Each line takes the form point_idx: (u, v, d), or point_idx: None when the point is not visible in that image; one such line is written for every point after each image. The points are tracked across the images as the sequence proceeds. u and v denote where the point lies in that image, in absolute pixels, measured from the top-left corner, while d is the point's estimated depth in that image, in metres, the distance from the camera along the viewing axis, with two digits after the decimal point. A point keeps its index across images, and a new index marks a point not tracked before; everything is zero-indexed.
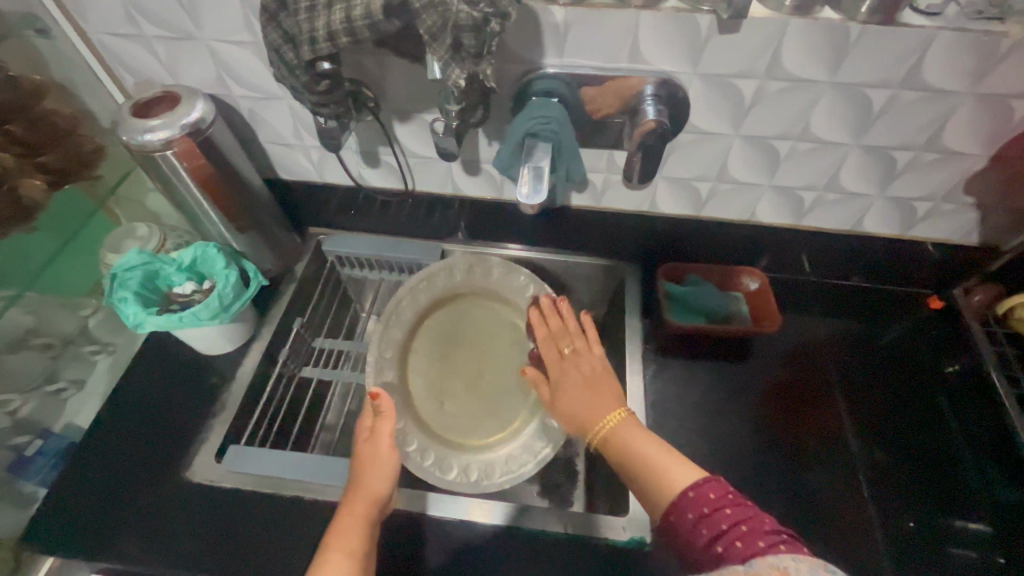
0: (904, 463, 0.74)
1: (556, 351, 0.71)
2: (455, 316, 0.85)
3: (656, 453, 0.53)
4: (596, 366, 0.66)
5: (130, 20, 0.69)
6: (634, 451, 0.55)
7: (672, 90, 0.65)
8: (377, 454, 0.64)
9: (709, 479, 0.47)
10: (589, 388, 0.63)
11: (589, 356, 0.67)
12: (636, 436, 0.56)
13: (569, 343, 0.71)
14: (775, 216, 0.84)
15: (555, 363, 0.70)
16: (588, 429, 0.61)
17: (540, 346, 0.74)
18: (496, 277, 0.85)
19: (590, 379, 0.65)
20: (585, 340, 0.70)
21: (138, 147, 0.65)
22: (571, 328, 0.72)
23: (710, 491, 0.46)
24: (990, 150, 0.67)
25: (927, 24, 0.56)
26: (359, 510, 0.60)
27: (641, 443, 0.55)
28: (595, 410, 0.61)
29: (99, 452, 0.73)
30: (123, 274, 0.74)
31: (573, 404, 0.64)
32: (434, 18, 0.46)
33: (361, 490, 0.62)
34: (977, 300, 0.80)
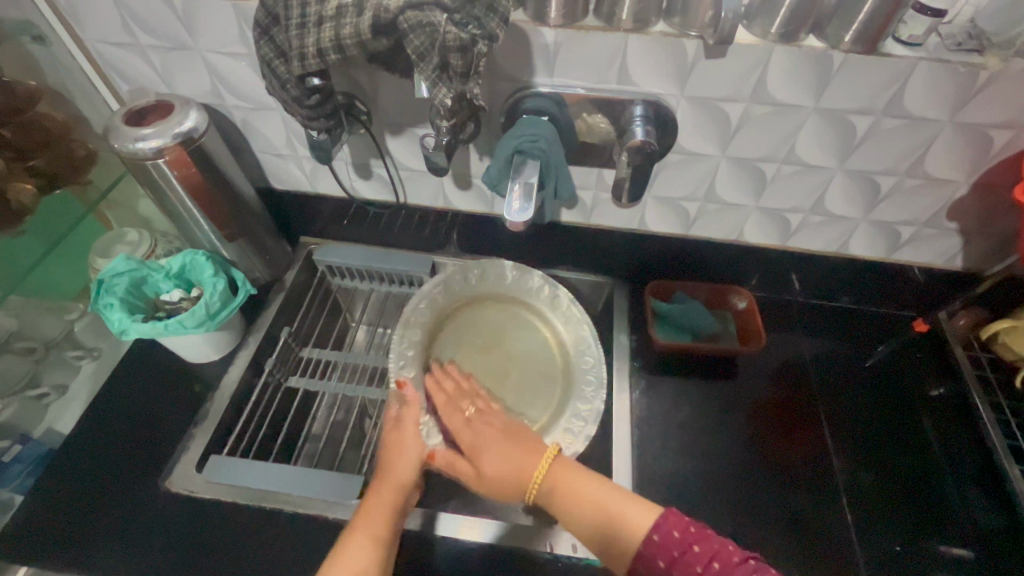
0: (887, 485, 0.74)
1: (461, 416, 0.64)
2: (477, 320, 0.82)
3: (610, 495, 0.54)
4: (505, 420, 0.63)
5: (126, 30, 0.69)
6: (580, 501, 0.54)
7: (661, 111, 0.66)
8: (404, 443, 0.65)
9: (669, 515, 0.49)
10: (513, 438, 0.61)
11: (494, 414, 0.64)
12: (573, 479, 0.56)
13: (468, 408, 0.65)
14: (762, 237, 0.84)
15: (463, 430, 0.63)
16: (522, 488, 0.57)
17: (441, 415, 0.66)
18: (479, 281, 0.82)
19: (502, 424, 0.62)
20: (485, 400, 0.67)
21: (129, 155, 0.65)
22: (453, 391, 0.68)
23: (672, 530, 0.48)
24: (970, 178, 0.68)
25: (908, 54, 0.57)
26: (384, 498, 0.61)
27: (589, 487, 0.55)
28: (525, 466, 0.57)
29: (78, 459, 0.72)
30: (110, 280, 0.73)
31: (496, 468, 0.58)
32: (422, 38, 0.47)
33: (385, 478, 0.63)
34: (961, 324, 0.80)
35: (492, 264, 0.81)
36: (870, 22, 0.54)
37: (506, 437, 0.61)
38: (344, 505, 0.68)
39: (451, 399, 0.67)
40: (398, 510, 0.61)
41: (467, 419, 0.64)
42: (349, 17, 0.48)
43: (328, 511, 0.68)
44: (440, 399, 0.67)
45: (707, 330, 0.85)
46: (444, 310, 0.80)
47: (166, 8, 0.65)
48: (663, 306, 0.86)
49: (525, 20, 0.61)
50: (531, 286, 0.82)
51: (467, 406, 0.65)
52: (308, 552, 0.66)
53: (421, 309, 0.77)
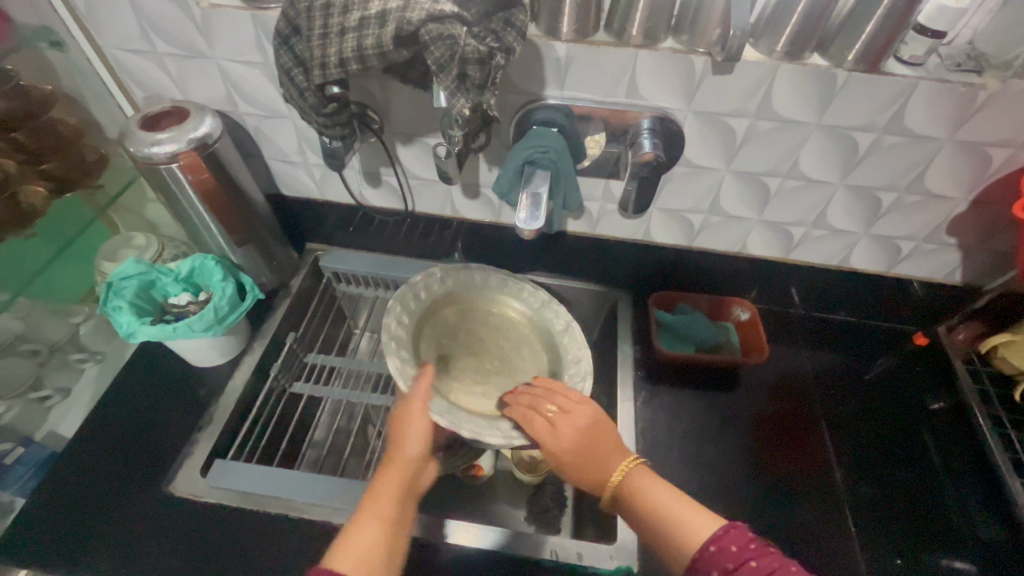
0: (890, 498, 0.75)
1: (542, 414, 0.62)
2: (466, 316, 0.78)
3: (675, 503, 0.53)
4: (587, 415, 0.61)
5: (144, 37, 0.71)
6: (654, 504, 0.54)
7: (667, 125, 0.68)
8: (407, 421, 0.62)
9: (729, 530, 0.47)
10: (592, 443, 0.59)
11: (579, 408, 0.61)
12: (653, 486, 0.55)
13: (548, 408, 0.62)
14: (765, 250, 0.86)
15: (546, 434, 0.60)
16: (599, 485, 0.58)
17: (516, 410, 0.64)
18: (478, 281, 0.79)
19: (585, 424, 0.60)
20: (564, 395, 0.63)
21: (144, 159, 0.66)
22: (541, 391, 0.64)
23: (731, 545, 0.45)
24: (969, 194, 0.70)
25: (909, 74, 0.59)
26: (394, 478, 0.59)
27: (657, 491, 0.54)
28: (603, 462, 0.58)
29: (81, 462, 0.72)
30: (118, 283, 0.74)
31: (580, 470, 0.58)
32: (442, 50, 0.48)
33: (394, 461, 0.60)
34: (961, 338, 0.81)
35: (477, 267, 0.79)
36: (873, 41, 0.56)
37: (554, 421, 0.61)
38: (349, 511, 0.68)
39: (533, 405, 0.63)
40: (408, 493, 0.59)
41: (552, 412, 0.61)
42: (371, 28, 0.50)
43: (332, 517, 0.68)
44: (536, 399, 0.64)
45: (712, 341, 0.85)
46: (438, 298, 0.76)
47: (185, 16, 0.66)
48: (667, 316, 0.87)
49: (537, 35, 0.62)
50: (510, 288, 0.79)
51: (546, 405, 0.62)
52: (313, 559, 0.65)
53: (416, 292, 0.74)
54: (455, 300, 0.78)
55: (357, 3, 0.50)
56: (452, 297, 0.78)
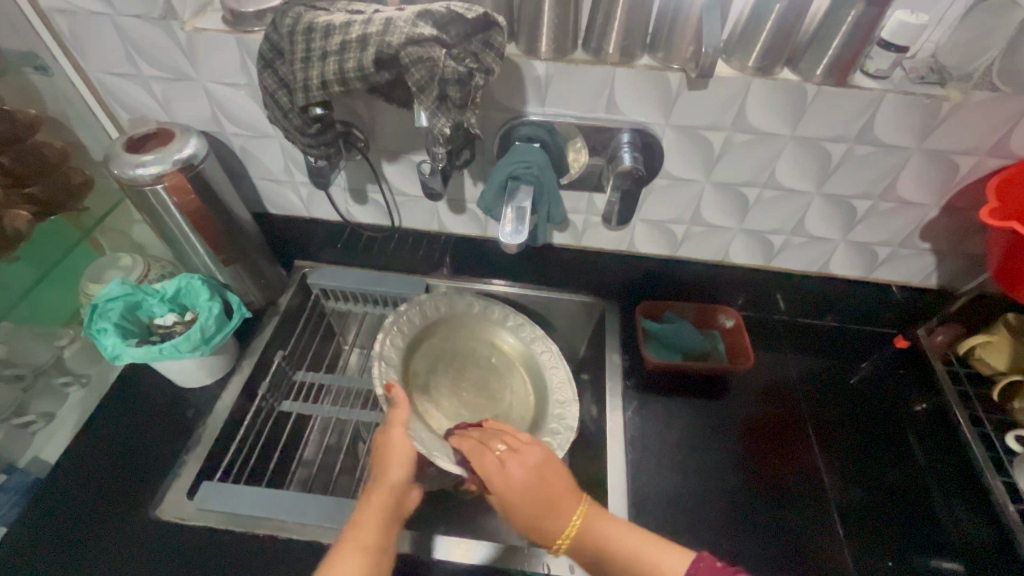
0: (878, 500, 0.75)
1: (491, 454, 0.60)
2: (455, 348, 0.84)
3: (634, 542, 0.54)
4: (538, 455, 0.60)
5: (129, 60, 0.71)
6: (610, 544, 0.54)
7: (647, 139, 0.69)
8: (390, 444, 0.63)
9: (699, 562, 0.49)
10: (541, 496, 0.57)
11: (527, 447, 0.61)
12: (607, 529, 0.55)
13: (498, 448, 0.61)
14: (747, 258, 0.87)
15: (499, 470, 0.59)
16: (549, 538, 0.56)
17: (465, 446, 0.63)
18: (466, 311, 0.85)
19: (534, 464, 0.59)
20: (513, 435, 0.63)
21: (129, 181, 0.66)
22: (480, 437, 0.64)
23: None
24: (940, 200, 0.72)
25: (875, 86, 0.61)
26: (379, 499, 0.59)
27: (615, 532, 0.55)
28: (555, 510, 0.56)
29: (64, 487, 0.71)
30: (104, 305, 0.74)
31: (524, 508, 0.57)
32: (422, 71, 0.49)
33: (380, 484, 0.60)
34: (940, 339, 0.83)
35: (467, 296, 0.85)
36: (840, 56, 0.58)
37: (504, 455, 0.60)
38: (339, 530, 0.68)
39: (478, 444, 0.63)
40: (392, 517, 0.58)
41: (497, 453, 0.60)
42: (351, 52, 0.51)
43: (321, 536, 0.67)
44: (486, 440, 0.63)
45: (697, 349, 0.87)
46: (428, 326, 0.82)
47: (170, 40, 0.67)
48: (654, 325, 0.88)
49: (517, 55, 0.64)
50: (496, 317, 0.86)
51: (497, 442, 0.62)
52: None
53: (407, 320, 0.80)
54: (445, 328, 0.84)
55: (338, 27, 0.51)
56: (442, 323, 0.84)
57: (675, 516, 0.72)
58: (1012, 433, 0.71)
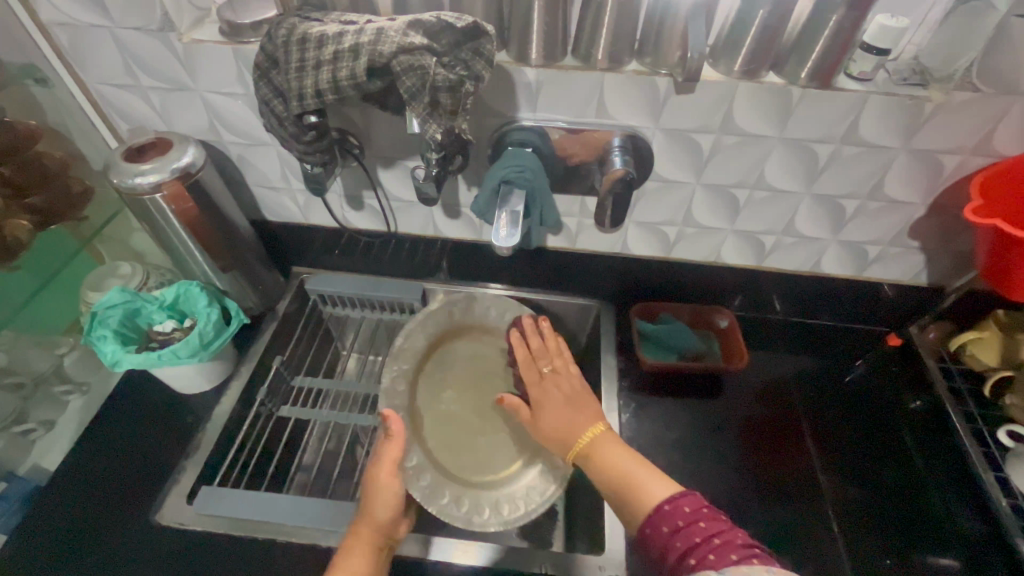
0: (874, 498, 0.76)
1: (537, 371, 0.72)
2: (472, 355, 0.86)
3: (637, 468, 0.54)
4: (574, 386, 0.68)
5: (128, 72, 0.73)
6: (612, 466, 0.56)
7: (637, 142, 0.70)
8: (376, 483, 0.63)
9: (685, 493, 0.49)
10: (578, 404, 0.65)
11: (567, 377, 0.69)
12: (611, 450, 0.58)
13: (546, 364, 0.73)
14: (739, 258, 0.88)
15: (537, 380, 0.71)
16: (565, 445, 0.62)
17: (519, 362, 0.74)
18: (492, 317, 0.86)
19: (569, 398, 0.66)
20: (563, 359, 0.72)
21: (128, 189, 0.67)
22: (536, 347, 0.75)
23: (684, 506, 0.47)
24: (927, 199, 0.73)
25: (859, 88, 0.63)
26: (364, 545, 0.59)
27: (619, 459, 0.57)
28: (575, 428, 0.62)
29: (64, 494, 0.71)
30: (103, 312, 0.74)
31: (553, 420, 0.64)
32: (413, 79, 0.50)
33: (362, 527, 0.61)
34: (932, 337, 0.84)
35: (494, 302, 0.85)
36: (824, 59, 0.60)
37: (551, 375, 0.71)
38: (337, 533, 0.68)
39: (537, 365, 0.74)
40: (378, 554, 0.60)
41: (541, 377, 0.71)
42: (344, 61, 0.52)
43: (320, 539, 0.68)
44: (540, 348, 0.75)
45: (693, 349, 0.87)
46: (443, 331, 0.84)
47: (168, 51, 0.69)
48: (648, 327, 0.88)
49: (508, 61, 0.65)
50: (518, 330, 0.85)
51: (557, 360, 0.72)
52: None
53: (429, 325, 0.82)
54: (457, 334, 0.86)
55: (331, 38, 0.52)
56: (461, 328, 0.86)
57: None
58: (1004, 428, 0.72)
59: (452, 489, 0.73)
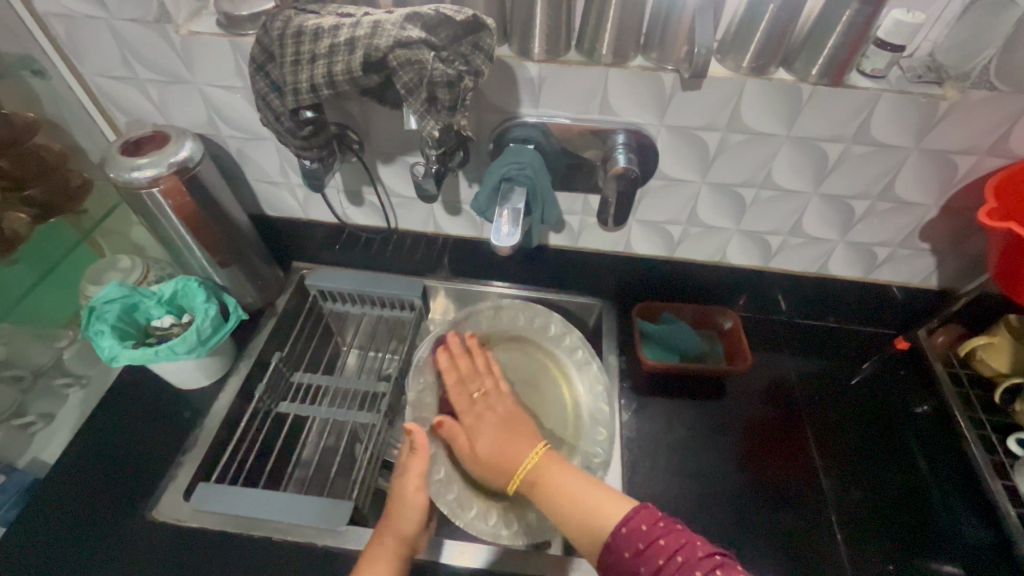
0: (876, 502, 0.75)
1: (467, 397, 0.70)
2: (505, 361, 0.84)
3: (593, 493, 0.54)
4: (507, 403, 0.69)
5: (125, 64, 0.72)
6: (569, 501, 0.55)
7: (641, 140, 0.69)
8: (402, 495, 0.62)
9: (640, 510, 0.48)
10: (508, 424, 0.66)
11: (499, 396, 0.70)
12: (562, 475, 0.57)
13: (478, 388, 0.71)
14: (745, 258, 0.87)
15: (466, 409, 0.69)
16: (506, 474, 0.61)
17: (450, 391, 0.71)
18: (523, 324, 0.84)
19: (502, 424, 0.66)
20: (491, 381, 0.72)
21: (125, 184, 0.67)
22: (466, 364, 0.74)
23: (642, 524, 0.47)
24: (939, 201, 0.71)
25: (872, 86, 0.61)
26: (388, 555, 0.59)
27: (570, 482, 0.56)
28: (513, 453, 0.62)
29: (62, 487, 0.71)
30: (102, 306, 0.74)
31: (491, 443, 0.64)
32: (411, 74, 0.49)
33: (385, 536, 0.61)
34: (941, 341, 0.81)
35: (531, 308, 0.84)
36: (835, 56, 0.58)
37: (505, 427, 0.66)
38: (333, 532, 0.68)
39: (469, 388, 0.71)
40: (403, 562, 0.60)
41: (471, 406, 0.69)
42: (340, 55, 0.51)
43: (317, 538, 0.67)
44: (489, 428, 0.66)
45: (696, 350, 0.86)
46: (477, 336, 0.82)
47: (165, 44, 0.68)
48: (650, 327, 0.87)
49: (510, 56, 0.64)
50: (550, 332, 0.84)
51: (474, 390, 0.71)
52: None
53: (456, 331, 0.81)
54: (492, 341, 0.84)
55: (327, 31, 0.51)
56: (488, 336, 0.83)
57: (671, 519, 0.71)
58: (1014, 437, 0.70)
59: (481, 501, 0.70)
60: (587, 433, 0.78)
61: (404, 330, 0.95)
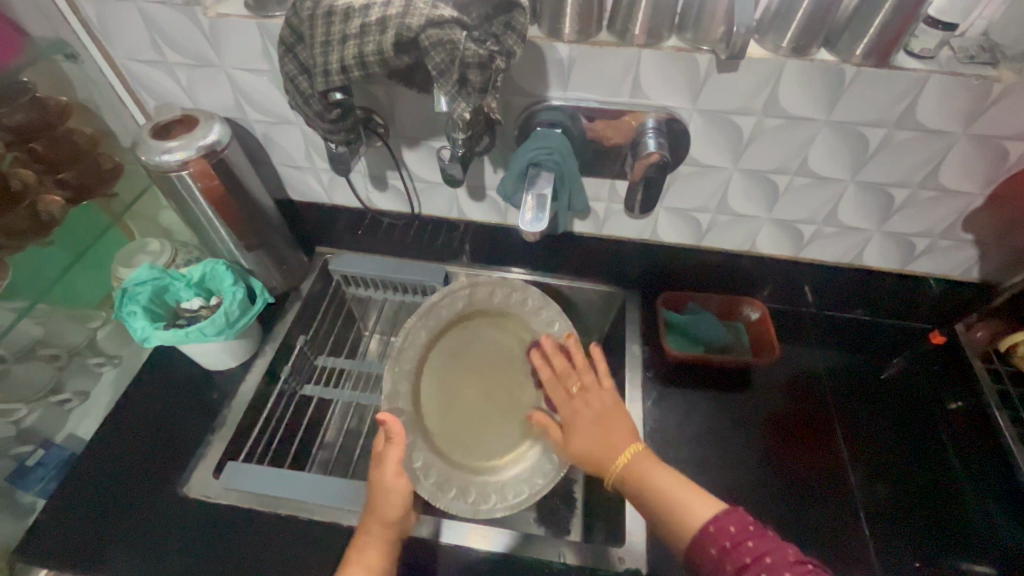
0: (907, 499, 0.73)
1: (565, 392, 0.69)
2: (467, 336, 0.82)
3: (680, 491, 0.53)
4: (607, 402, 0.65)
5: (155, 47, 0.72)
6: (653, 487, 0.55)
7: (672, 124, 0.67)
8: (385, 482, 0.62)
9: (730, 512, 0.48)
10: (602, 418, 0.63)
11: (599, 392, 0.66)
12: (654, 470, 0.56)
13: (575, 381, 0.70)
14: (774, 248, 0.85)
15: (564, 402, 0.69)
16: (608, 461, 0.60)
17: (547, 386, 0.72)
18: (499, 301, 0.81)
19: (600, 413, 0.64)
20: (594, 373, 0.68)
21: (155, 167, 0.67)
22: (562, 369, 0.72)
23: (731, 525, 0.47)
24: (985, 189, 0.68)
25: (920, 67, 0.58)
26: (377, 538, 0.60)
27: (664, 480, 0.55)
28: (614, 445, 0.60)
29: (97, 462, 0.74)
30: (133, 288, 0.75)
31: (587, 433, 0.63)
32: (442, 55, 0.48)
33: (371, 521, 0.61)
34: (979, 336, 0.78)
35: (508, 284, 0.80)
36: (882, 35, 0.55)
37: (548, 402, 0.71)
38: (358, 513, 0.69)
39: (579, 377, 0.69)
40: (395, 540, 0.61)
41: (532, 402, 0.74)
42: (371, 35, 0.50)
43: (341, 519, 0.69)
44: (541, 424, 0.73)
45: (720, 341, 0.85)
46: (454, 316, 0.79)
47: (194, 27, 0.68)
48: (674, 316, 0.86)
49: (539, 37, 0.62)
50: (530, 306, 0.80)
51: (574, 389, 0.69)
52: (323, 560, 0.66)
53: (433, 318, 0.76)
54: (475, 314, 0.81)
55: (357, 10, 0.50)
56: (467, 313, 0.81)
57: None
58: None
59: (461, 480, 0.73)
60: (550, 422, 0.79)
61: None
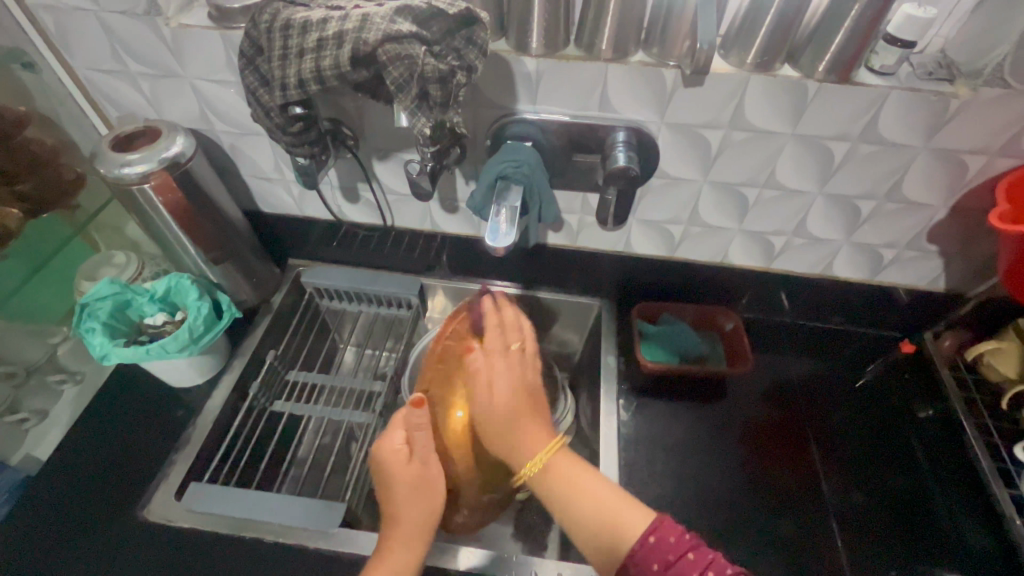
0: (882, 508, 0.73)
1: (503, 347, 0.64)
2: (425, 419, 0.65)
3: (602, 493, 0.53)
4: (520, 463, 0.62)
5: (116, 57, 0.70)
6: (584, 495, 0.53)
7: (641, 137, 0.67)
8: (406, 499, 0.59)
9: (663, 519, 0.47)
10: (420, 490, 0.60)
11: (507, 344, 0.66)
12: (580, 478, 0.55)
13: (490, 474, 0.61)
14: (747, 259, 0.85)
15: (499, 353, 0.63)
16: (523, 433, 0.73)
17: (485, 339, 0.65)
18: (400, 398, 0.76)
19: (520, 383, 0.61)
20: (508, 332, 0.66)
21: (115, 180, 0.65)
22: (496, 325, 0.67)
23: (669, 536, 0.46)
24: (947, 202, 0.69)
25: (880, 83, 0.59)
26: (417, 537, 0.58)
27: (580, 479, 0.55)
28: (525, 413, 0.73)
29: (50, 482, 0.71)
30: (93, 304, 0.73)
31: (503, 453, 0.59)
32: (401, 70, 0.48)
33: (400, 522, 0.58)
34: (947, 345, 0.80)
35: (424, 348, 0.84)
36: (843, 52, 0.56)
37: None
38: (325, 534, 0.67)
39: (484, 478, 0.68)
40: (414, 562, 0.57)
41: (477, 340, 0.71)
42: (329, 49, 0.49)
43: (307, 541, 0.66)
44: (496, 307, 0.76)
45: (694, 351, 0.85)
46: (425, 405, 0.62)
47: (155, 37, 0.66)
48: (649, 327, 0.86)
49: (506, 50, 0.62)
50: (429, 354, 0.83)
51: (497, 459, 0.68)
52: None
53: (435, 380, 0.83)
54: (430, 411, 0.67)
55: (315, 24, 0.50)
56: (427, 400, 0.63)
57: (668, 521, 0.71)
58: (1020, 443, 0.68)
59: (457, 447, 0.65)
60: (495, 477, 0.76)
61: (401, 328, 0.94)
